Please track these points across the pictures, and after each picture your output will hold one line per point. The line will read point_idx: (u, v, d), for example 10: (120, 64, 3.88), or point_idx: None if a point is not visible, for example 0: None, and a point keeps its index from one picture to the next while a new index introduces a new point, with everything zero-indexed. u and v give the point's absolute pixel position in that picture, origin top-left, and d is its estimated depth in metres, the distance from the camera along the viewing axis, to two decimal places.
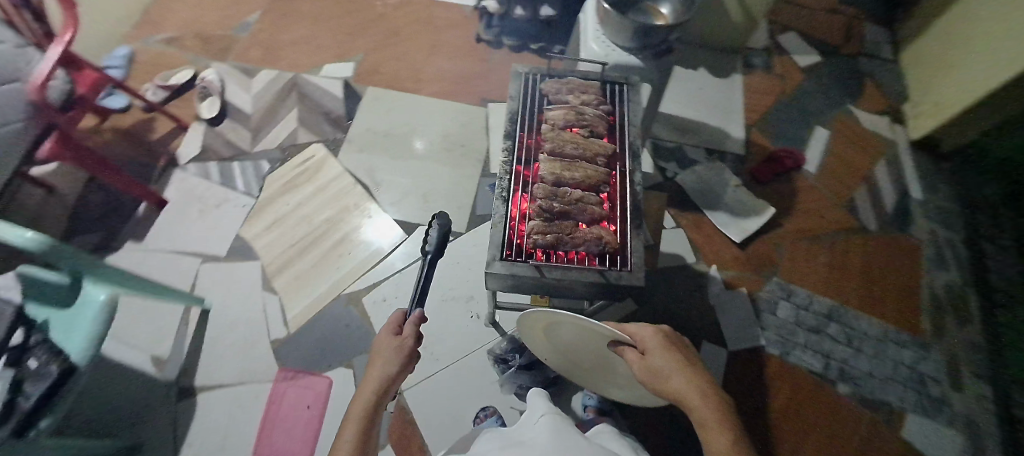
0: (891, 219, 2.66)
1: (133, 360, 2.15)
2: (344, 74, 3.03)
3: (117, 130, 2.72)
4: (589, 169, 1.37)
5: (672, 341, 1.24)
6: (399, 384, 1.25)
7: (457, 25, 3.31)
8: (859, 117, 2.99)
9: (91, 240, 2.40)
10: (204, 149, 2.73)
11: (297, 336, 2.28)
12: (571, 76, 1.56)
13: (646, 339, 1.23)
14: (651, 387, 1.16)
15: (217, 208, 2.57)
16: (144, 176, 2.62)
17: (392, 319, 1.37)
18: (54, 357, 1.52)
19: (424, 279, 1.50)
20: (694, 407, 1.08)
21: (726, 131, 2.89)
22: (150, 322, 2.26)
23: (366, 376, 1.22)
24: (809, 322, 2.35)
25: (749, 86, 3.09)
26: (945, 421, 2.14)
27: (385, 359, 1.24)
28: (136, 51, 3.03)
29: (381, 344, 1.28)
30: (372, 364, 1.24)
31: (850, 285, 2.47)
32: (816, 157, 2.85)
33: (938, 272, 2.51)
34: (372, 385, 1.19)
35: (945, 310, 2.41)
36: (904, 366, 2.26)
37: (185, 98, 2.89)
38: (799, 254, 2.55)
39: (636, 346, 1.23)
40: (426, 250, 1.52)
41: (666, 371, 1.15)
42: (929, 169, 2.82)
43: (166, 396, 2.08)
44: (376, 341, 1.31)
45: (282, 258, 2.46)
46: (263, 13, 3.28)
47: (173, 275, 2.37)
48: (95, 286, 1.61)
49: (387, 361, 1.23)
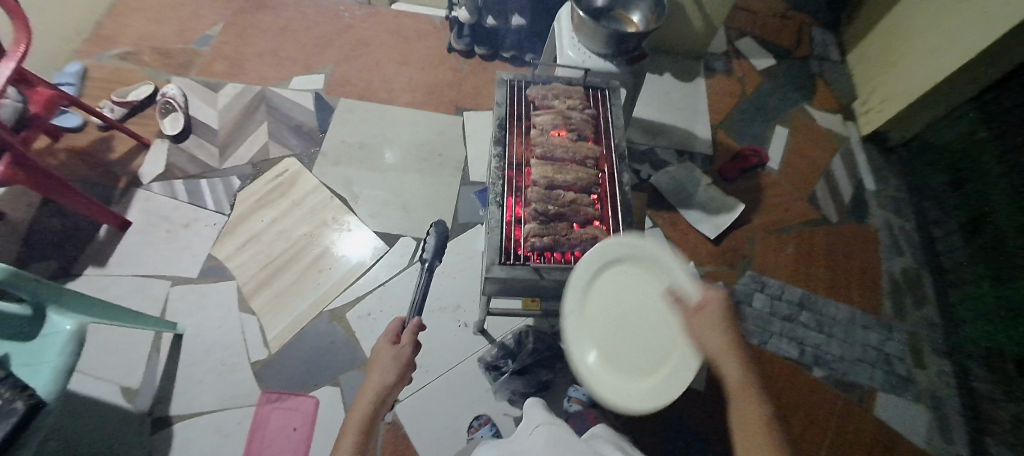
0: (850, 209, 2.84)
1: (100, 394, 2.01)
2: (315, 86, 2.98)
3: (71, 150, 2.56)
4: (580, 172, 1.40)
5: (735, 314, 1.06)
6: (398, 393, 1.23)
7: (427, 35, 3.32)
8: (814, 116, 3.19)
9: (46, 268, 2.24)
10: (168, 167, 2.61)
11: (280, 356, 2.20)
12: (555, 82, 1.60)
13: (706, 302, 1.05)
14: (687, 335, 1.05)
15: (186, 228, 2.46)
16: (104, 198, 2.47)
17: (390, 326, 1.36)
18: (19, 392, 1.36)
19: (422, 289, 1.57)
20: (727, 376, 0.97)
21: (694, 132, 3.02)
22: (116, 351, 2.12)
23: (364, 385, 1.20)
24: (784, 311, 2.48)
25: (713, 89, 3.24)
26: (911, 396, 2.30)
27: (383, 366, 1.22)
28: (87, 67, 2.87)
29: (378, 352, 1.26)
30: (370, 373, 1.22)
31: (819, 273, 2.61)
32: (779, 154, 3.01)
33: (894, 257, 2.70)
34: (370, 394, 1.17)
35: (903, 292, 2.59)
36: (872, 347, 2.41)
37: (145, 115, 2.76)
38: (770, 246, 2.67)
39: (695, 301, 1.08)
40: (423, 258, 1.61)
41: (712, 329, 1.01)
42: (879, 162, 3.04)
43: (140, 429, 1.96)
44: (373, 349, 1.29)
45: (260, 276, 2.38)
46: (225, 25, 3.18)
47: (141, 301, 2.24)
48: (60, 315, 1.57)
49: (385, 368, 1.22)
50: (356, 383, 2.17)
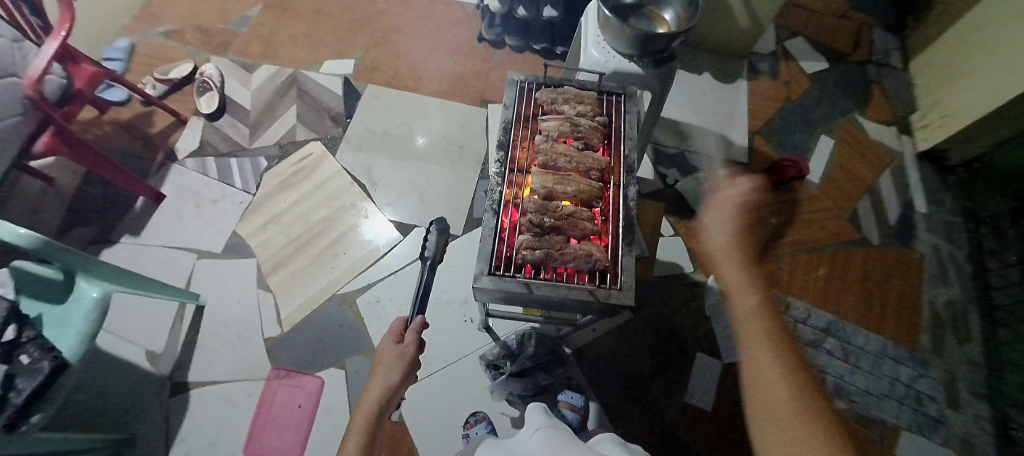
0: (894, 232, 2.62)
1: (127, 354, 2.16)
2: (344, 72, 3.01)
3: (116, 123, 2.72)
4: (582, 183, 1.35)
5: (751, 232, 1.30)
6: (402, 395, 1.21)
7: (458, 23, 3.28)
8: (865, 127, 2.94)
9: (88, 234, 2.41)
10: (202, 144, 2.73)
11: (291, 335, 2.28)
12: (568, 85, 1.54)
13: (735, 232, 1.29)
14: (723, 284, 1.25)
15: (214, 204, 2.57)
16: (142, 170, 2.62)
17: (395, 325, 1.34)
18: (46, 353, 1.50)
19: (423, 286, 1.48)
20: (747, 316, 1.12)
21: (728, 138, 2.85)
22: (145, 317, 2.27)
23: (369, 386, 1.18)
24: (806, 336, 2.34)
25: (754, 92, 3.04)
26: (940, 439, 2.13)
27: (386, 367, 1.21)
28: (135, 43, 3.01)
29: (383, 351, 1.25)
30: (374, 373, 1.20)
31: (850, 298, 2.44)
32: (820, 167, 2.80)
33: (939, 287, 2.47)
34: (373, 397, 1.15)
35: (945, 326, 2.38)
36: (901, 383, 2.24)
37: (185, 92, 2.88)
38: (798, 266, 2.51)
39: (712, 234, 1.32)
40: (425, 256, 1.52)
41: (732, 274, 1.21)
42: (935, 182, 2.77)
43: (160, 391, 2.10)
44: (378, 349, 1.28)
45: (278, 256, 2.46)
46: (264, 7, 3.26)
47: (169, 271, 2.38)
48: (90, 283, 1.68)
49: (389, 369, 1.20)
50: (360, 368, 2.22)
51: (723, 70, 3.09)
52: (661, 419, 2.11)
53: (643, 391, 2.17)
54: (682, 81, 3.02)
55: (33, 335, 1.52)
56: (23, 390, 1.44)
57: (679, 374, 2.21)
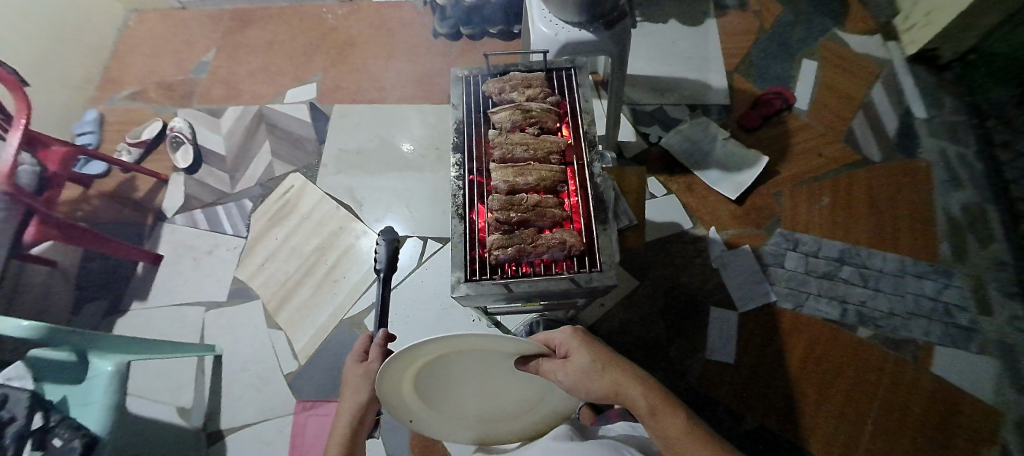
0: (896, 144, 2.50)
1: (159, 413, 2.24)
2: (308, 97, 2.98)
3: (102, 195, 2.77)
4: (543, 170, 1.35)
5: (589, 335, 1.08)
6: (376, 411, 1.21)
7: (410, 23, 3.21)
8: (847, 41, 2.80)
9: (99, 307, 2.48)
10: (187, 199, 2.75)
11: (308, 367, 2.32)
12: (512, 71, 1.52)
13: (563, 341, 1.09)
14: (583, 394, 1.00)
15: (211, 254, 2.61)
16: (136, 235, 2.67)
17: (358, 344, 1.33)
18: (75, 432, 1.53)
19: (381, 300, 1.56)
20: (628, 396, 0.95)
21: (706, 83, 2.73)
22: (168, 376, 2.34)
23: (340, 411, 1.16)
24: (821, 269, 2.27)
25: (725, 28, 2.91)
26: (976, 348, 2.05)
27: (353, 388, 1.19)
28: (104, 112, 3.04)
29: (347, 372, 1.23)
30: (342, 397, 1.19)
31: (861, 222, 2.35)
32: (807, 93, 2.68)
33: (951, 193, 2.36)
34: (344, 422, 1.14)
35: (964, 231, 2.28)
36: (926, 298, 2.17)
37: (160, 150, 2.91)
38: (800, 200, 2.43)
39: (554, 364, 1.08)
40: (377, 269, 1.62)
41: (591, 368, 1.00)
42: (930, 83, 2.63)
43: (196, 443, 2.17)
44: (344, 371, 1.26)
45: (281, 293, 2.49)
46: (218, 49, 3.24)
47: (181, 327, 2.44)
48: (101, 357, 1.72)
49: (356, 389, 1.19)
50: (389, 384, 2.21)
51: (688, 13, 2.96)
52: (685, 380, 2.07)
53: (665, 357, 2.13)
54: (647, 33, 2.92)
55: (60, 418, 1.57)
56: None
57: (695, 332, 2.16)
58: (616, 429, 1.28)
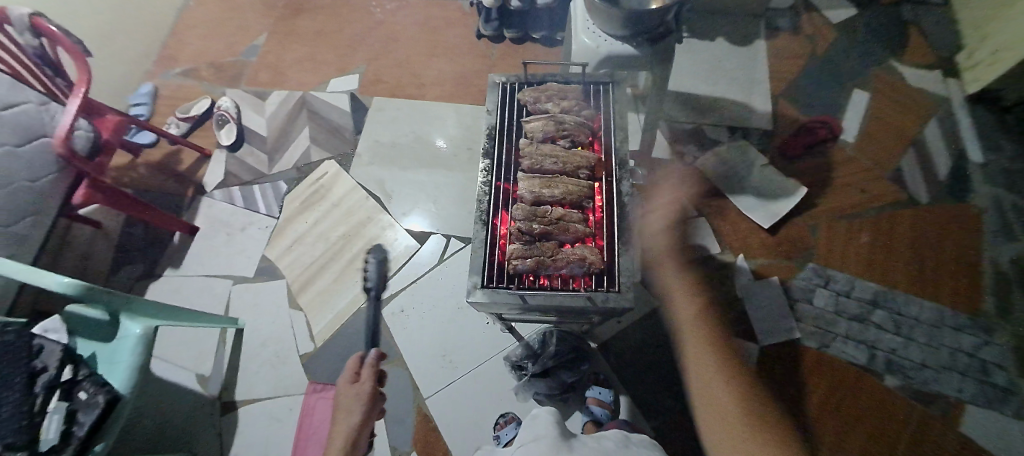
0: (945, 187, 2.37)
1: (181, 379, 2.34)
2: (350, 87, 3.06)
3: (149, 165, 2.92)
4: (570, 184, 1.35)
5: None
6: (369, 427, 1.49)
7: (455, 23, 3.25)
8: (904, 74, 2.67)
9: (136, 271, 2.61)
10: (225, 175, 2.87)
11: (323, 350, 2.38)
12: (550, 81, 1.53)
13: None
14: None
15: (243, 231, 2.71)
16: (176, 206, 2.80)
17: (351, 366, 1.62)
18: (99, 388, 1.61)
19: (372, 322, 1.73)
20: None
21: (748, 105, 2.66)
22: (191, 345, 2.44)
23: (338, 427, 1.46)
24: (851, 310, 2.18)
25: (774, 51, 2.82)
26: (1013, 411, 1.93)
27: (347, 410, 1.48)
28: (158, 86, 3.19)
29: (344, 393, 1.54)
30: (339, 417, 1.48)
31: (900, 264, 2.24)
32: (855, 125, 2.57)
33: (1001, 244, 2.23)
34: (342, 438, 1.42)
35: (1011, 285, 2.15)
36: (963, 353, 2.04)
37: (206, 127, 3.04)
38: (836, 235, 2.33)
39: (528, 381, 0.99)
40: None
41: None
42: (991, 126, 2.49)
43: (211, 411, 2.26)
44: (339, 391, 1.56)
45: (305, 276, 2.56)
46: (270, 34, 3.36)
47: (208, 298, 2.54)
48: (132, 320, 1.80)
49: (350, 411, 1.47)
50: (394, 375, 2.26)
51: None
52: (696, 408, 2.01)
53: (681, 383, 2.07)
54: None
55: (88, 372, 1.64)
56: (85, 423, 1.56)
57: None
58: (609, 438, 1.27)
